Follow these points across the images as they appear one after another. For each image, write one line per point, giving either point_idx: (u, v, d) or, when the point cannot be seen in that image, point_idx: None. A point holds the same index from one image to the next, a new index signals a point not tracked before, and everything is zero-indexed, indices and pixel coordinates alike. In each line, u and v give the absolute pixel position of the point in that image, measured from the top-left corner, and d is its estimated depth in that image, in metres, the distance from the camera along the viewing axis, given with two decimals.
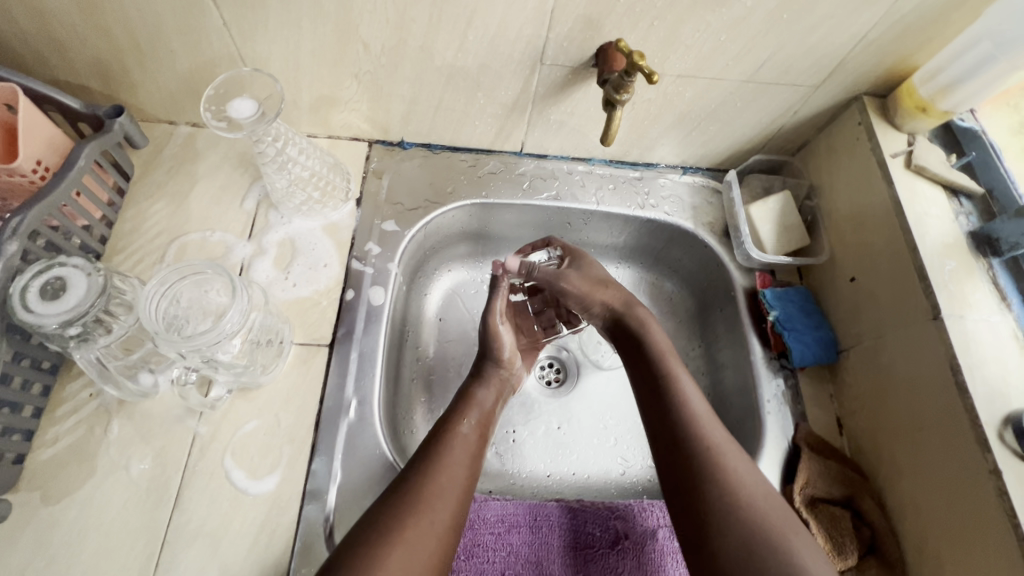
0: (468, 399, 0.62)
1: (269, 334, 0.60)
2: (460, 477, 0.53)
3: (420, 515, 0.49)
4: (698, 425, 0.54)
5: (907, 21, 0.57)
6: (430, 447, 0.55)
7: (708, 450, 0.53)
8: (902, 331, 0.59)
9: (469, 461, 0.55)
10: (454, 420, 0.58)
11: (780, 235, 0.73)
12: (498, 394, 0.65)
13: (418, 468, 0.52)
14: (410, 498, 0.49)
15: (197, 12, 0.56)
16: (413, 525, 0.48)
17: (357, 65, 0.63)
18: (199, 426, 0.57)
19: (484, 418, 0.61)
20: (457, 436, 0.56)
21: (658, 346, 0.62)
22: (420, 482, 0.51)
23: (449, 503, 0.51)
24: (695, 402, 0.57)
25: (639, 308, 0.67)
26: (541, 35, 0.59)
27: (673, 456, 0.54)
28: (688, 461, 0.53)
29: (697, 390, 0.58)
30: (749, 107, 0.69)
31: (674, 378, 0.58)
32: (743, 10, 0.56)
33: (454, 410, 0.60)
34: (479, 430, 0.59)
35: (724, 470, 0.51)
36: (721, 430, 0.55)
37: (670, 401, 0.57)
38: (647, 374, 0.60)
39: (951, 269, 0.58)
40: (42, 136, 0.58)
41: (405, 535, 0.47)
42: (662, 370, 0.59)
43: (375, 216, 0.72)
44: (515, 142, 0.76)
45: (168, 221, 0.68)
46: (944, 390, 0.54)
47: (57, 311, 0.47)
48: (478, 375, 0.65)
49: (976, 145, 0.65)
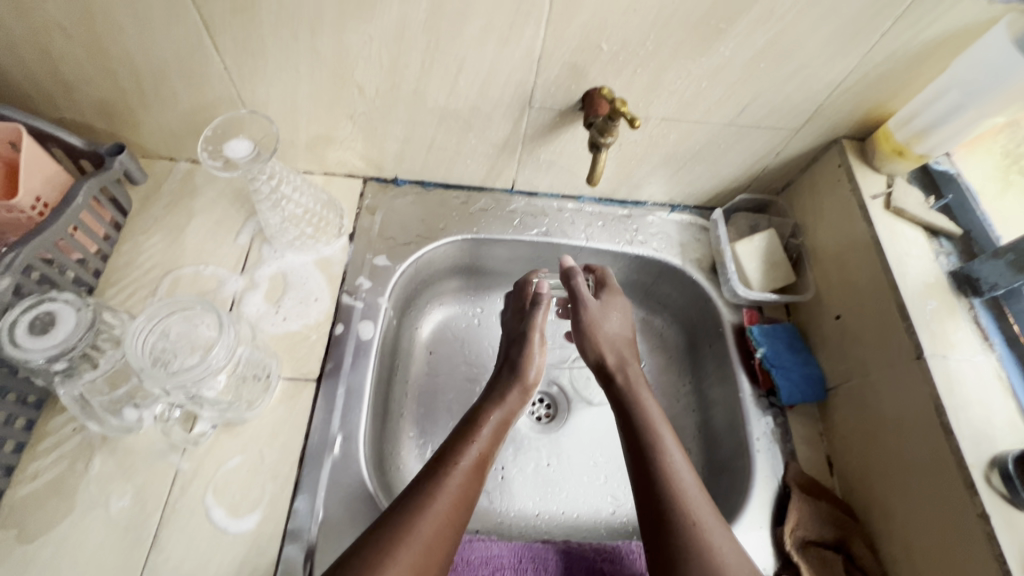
0: (474, 423, 0.60)
1: (255, 368, 0.60)
2: (461, 510, 0.52)
3: (412, 549, 0.47)
4: (686, 503, 0.52)
5: (880, 70, 0.60)
6: (427, 478, 0.52)
7: (693, 525, 0.50)
8: (886, 370, 0.60)
9: (469, 494, 0.53)
10: (458, 450, 0.56)
11: (766, 272, 0.74)
12: (510, 421, 0.62)
13: (417, 497, 0.51)
14: (404, 528, 0.48)
15: (199, 57, 0.59)
16: (405, 562, 0.46)
17: (353, 106, 0.65)
18: (181, 462, 0.56)
19: (490, 446, 0.58)
20: (458, 469, 0.54)
21: (646, 416, 0.59)
22: (414, 516, 0.49)
23: (445, 538, 0.49)
24: (683, 472, 0.54)
25: (633, 370, 0.65)
26: (528, 81, 0.61)
27: (658, 534, 0.51)
28: (674, 541, 0.50)
29: (690, 469, 0.55)
30: (733, 148, 0.72)
31: (663, 450, 0.56)
32: (722, 59, 0.58)
33: (459, 438, 0.57)
34: (484, 457, 0.57)
35: (710, 550, 0.49)
36: (706, 502, 0.53)
37: (655, 468, 0.54)
38: (634, 441, 0.58)
39: (932, 308, 0.59)
40: (42, 172, 0.60)
41: (393, 572, 0.45)
42: (651, 440, 0.57)
43: (367, 251, 0.73)
44: (506, 179, 0.78)
45: (163, 256, 0.69)
46: (931, 432, 0.54)
47: (44, 346, 0.47)
48: (497, 397, 0.63)
49: (953, 188, 0.66)
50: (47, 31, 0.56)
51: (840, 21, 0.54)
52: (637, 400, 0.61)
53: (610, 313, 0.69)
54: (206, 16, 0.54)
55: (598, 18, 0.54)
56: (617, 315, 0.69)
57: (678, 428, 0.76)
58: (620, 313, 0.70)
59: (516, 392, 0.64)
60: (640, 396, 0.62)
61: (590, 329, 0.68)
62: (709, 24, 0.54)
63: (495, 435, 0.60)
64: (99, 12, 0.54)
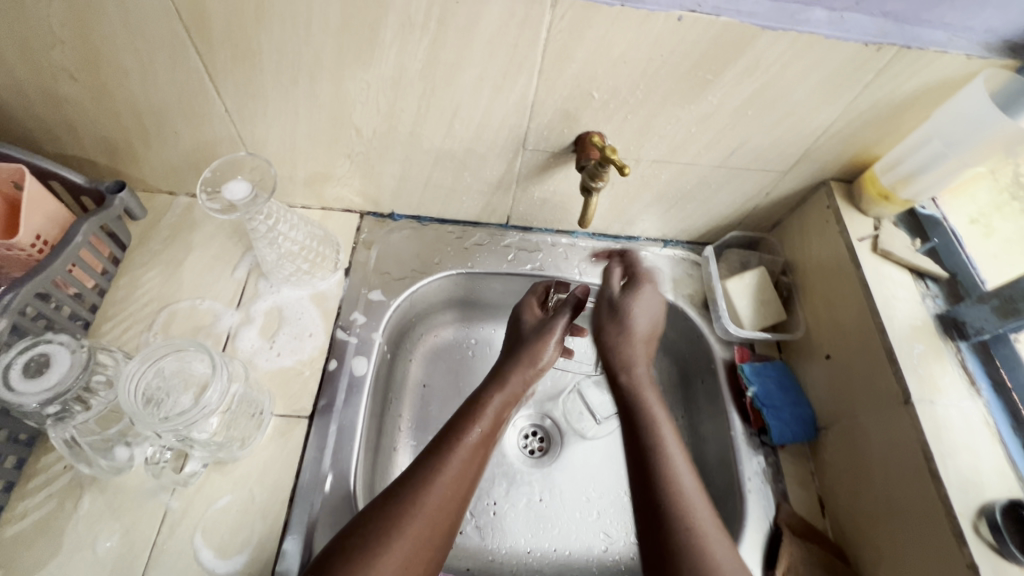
0: (476, 405, 0.61)
1: (249, 407, 0.61)
2: (460, 488, 0.54)
3: (416, 523, 0.50)
4: (683, 503, 0.51)
5: (864, 118, 0.61)
6: (434, 452, 0.56)
7: (692, 528, 0.49)
8: (875, 413, 0.60)
9: (471, 471, 0.56)
10: (462, 428, 0.58)
11: (757, 309, 0.75)
12: (512, 403, 0.64)
13: (423, 472, 0.54)
14: (409, 501, 0.51)
15: (201, 100, 0.61)
16: (410, 533, 0.49)
17: (350, 146, 0.67)
18: (171, 501, 0.56)
19: (492, 428, 0.60)
20: (462, 445, 0.56)
21: (649, 415, 0.58)
22: (421, 489, 0.52)
23: (447, 513, 0.52)
24: (683, 474, 0.53)
25: (641, 369, 0.63)
26: (522, 125, 0.62)
27: (656, 533, 0.50)
28: (670, 540, 0.49)
29: (689, 469, 0.54)
30: (724, 188, 0.73)
31: (665, 452, 0.55)
32: (710, 107, 0.60)
33: (463, 416, 0.59)
34: (484, 439, 0.58)
35: (704, 551, 0.48)
36: (705, 504, 0.52)
37: (655, 467, 0.54)
38: (634, 440, 0.57)
39: (919, 352, 0.59)
40: (43, 210, 0.61)
41: (401, 542, 0.49)
42: (653, 440, 0.56)
43: (362, 285, 0.74)
44: (501, 215, 0.79)
45: (160, 290, 0.70)
46: (918, 475, 0.54)
47: (38, 390, 0.48)
48: (499, 377, 0.64)
49: (939, 232, 0.68)
50: (53, 76, 0.57)
51: (824, 74, 0.56)
52: (643, 399, 0.60)
53: (638, 300, 0.67)
54: (208, 63, 0.56)
55: (588, 69, 0.55)
56: (645, 305, 0.67)
57: None
58: (649, 297, 0.67)
59: (519, 377, 0.65)
60: (645, 397, 0.61)
61: (617, 322, 0.66)
62: (697, 76, 0.56)
63: (498, 415, 0.62)
64: (105, 59, 0.55)
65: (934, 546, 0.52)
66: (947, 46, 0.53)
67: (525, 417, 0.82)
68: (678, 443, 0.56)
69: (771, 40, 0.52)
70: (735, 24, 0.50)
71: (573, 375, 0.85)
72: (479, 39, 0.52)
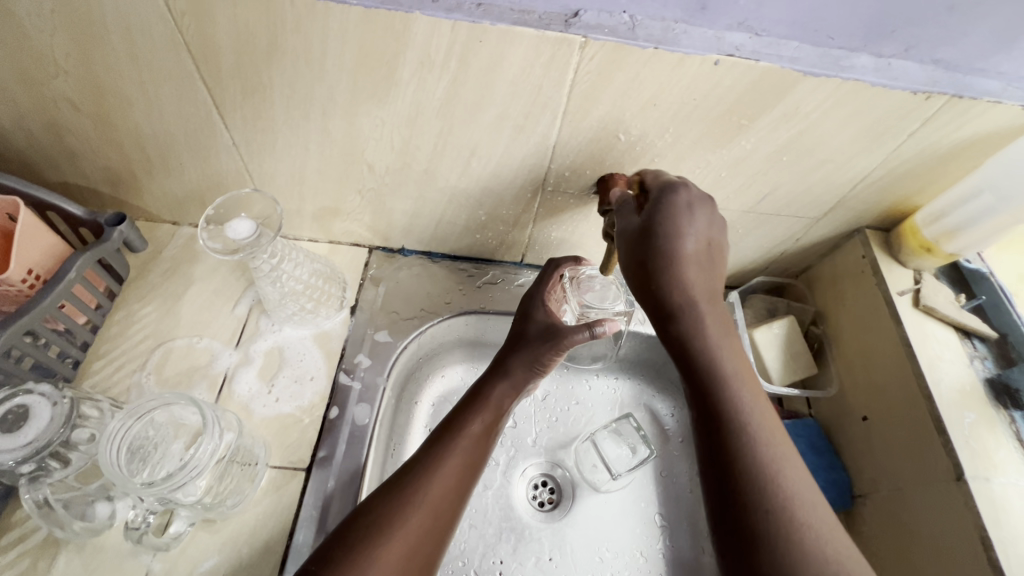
0: (480, 397, 0.59)
1: (243, 458, 0.56)
2: (464, 478, 0.53)
3: (420, 510, 0.49)
4: (774, 476, 0.42)
5: (905, 168, 0.58)
6: (435, 445, 0.54)
7: (806, 544, 0.39)
8: (921, 487, 0.55)
9: (475, 460, 0.54)
10: (463, 419, 0.56)
11: (786, 362, 0.70)
12: (516, 394, 0.61)
13: (425, 459, 0.52)
14: (411, 488, 0.50)
15: (208, 133, 0.58)
16: (413, 521, 0.48)
17: (361, 182, 0.64)
18: (153, 562, 0.52)
19: (495, 418, 0.58)
20: (465, 435, 0.55)
21: (720, 372, 0.47)
22: (423, 479, 0.51)
23: (449, 506, 0.50)
24: (770, 445, 0.44)
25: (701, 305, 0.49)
26: (543, 165, 0.59)
27: (733, 511, 0.42)
28: (753, 520, 0.41)
29: (775, 437, 0.44)
30: (751, 233, 0.69)
31: (745, 414, 0.45)
32: (743, 152, 0.57)
33: (468, 405, 0.58)
34: (489, 429, 0.57)
35: (797, 534, 0.40)
36: (804, 478, 0.43)
37: (732, 435, 0.44)
38: (705, 400, 0.47)
39: (970, 422, 0.55)
40: (38, 245, 0.58)
41: (404, 530, 0.47)
42: (727, 403, 0.46)
43: (369, 325, 0.70)
44: (516, 253, 0.76)
45: (156, 325, 0.66)
46: (962, 522, 0.51)
47: (13, 446, 0.45)
48: (502, 369, 0.61)
49: (986, 288, 0.64)
50: (56, 106, 0.55)
51: (866, 122, 0.52)
52: (713, 351, 0.48)
53: (678, 217, 0.51)
54: (216, 95, 0.53)
55: (616, 111, 0.52)
56: (689, 225, 0.51)
57: (694, 522, 0.74)
58: (688, 210, 0.51)
59: (522, 362, 0.61)
60: (721, 368, 0.47)
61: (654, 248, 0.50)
62: (732, 120, 0.53)
63: (502, 403, 0.60)
64: (109, 89, 0.53)
65: (961, 551, 0.50)
66: (1000, 96, 0.49)
67: (535, 465, 0.77)
68: (759, 402, 0.47)
69: (813, 87, 0.49)
70: (776, 69, 0.47)
71: (588, 423, 0.80)
72: (502, 77, 0.50)
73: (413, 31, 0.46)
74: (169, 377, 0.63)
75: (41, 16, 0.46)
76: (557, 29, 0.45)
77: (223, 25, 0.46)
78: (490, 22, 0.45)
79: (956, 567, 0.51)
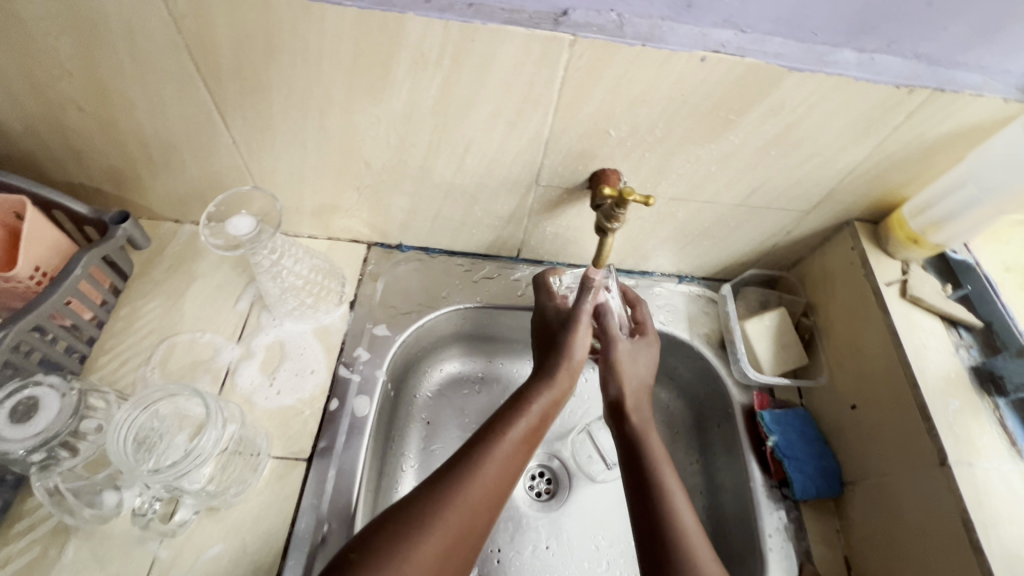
0: (522, 399, 0.57)
1: (244, 446, 0.58)
2: (504, 481, 0.51)
3: (457, 511, 0.47)
4: (685, 539, 0.49)
5: (892, 160, 0.59)
6: (477, 442, 0.52)
7: None
8: (906, 474, 0.56)
9: (514, 466, 0.52)
10: (507, 421, 0.54)
11: (777, 353, 0.72)
12: (558, 400, 0.59)
13: (467, 457, 0.51)
14: (450, 487, 0.48)
15: (209, 132, 0.59)
16: (450, 520, 0.46)
17: (359, 179, 0.65)
18: (159, 550, 0.54)
19: (539, 424, 0.56)
20: (507, 437, 0.53)
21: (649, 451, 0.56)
22: (463, 479, 0.49)
23: (487, 508, 0.49)
24: (684, 513, 0.51)
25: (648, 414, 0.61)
26: (536, 160, 0.61)
27: None
28: None
29: (688, 503, 0.52)
30: (742, 227, 0.70)
31: (664, 481, 0.53)
32: (732, 146, 0.58)
33: (510, 407, 0.56)
34: (529, 436, 0.55)
35: None
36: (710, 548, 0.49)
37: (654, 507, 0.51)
38: (633, 477, 0.55)
39: (955, 409, 0.56)
40: (44, 242, 0.59)
41: (440, 529, 0.46)
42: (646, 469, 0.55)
43: (367, 319, 0.71)
44: (511, 249, 0.77)
45: (160, 321, 0.68)
46: (946, 503, 0.52)
47: (24, 436, 0.47)
48: (545, 374, 0.59)
49: (972, 278, 0.65)
50: (62, 107, 0.56)
51: (852, 116, 0.53)
52: (641, 435, 0.58)
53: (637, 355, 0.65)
54: (217, 95, 0.55)
55: (605, 107, 0.54)
56: (642, 359, 0.65)
57: None
58: (639, 354, 0.65)
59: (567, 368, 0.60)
60: (661, 470, 0.55)
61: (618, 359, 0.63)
62: (719, 115, 0.54)
63: (545, 414, 0.57)
64: (113, 90, 0.55)
65: (944, 532, 0.52)
66: (981, 89, 0.50)
67: (531, 456, 0.78)
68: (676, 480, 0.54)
69: (798, 82, 0.50)
70: (761, 65, 0.48)
71: (584, 414, 0.81)
72: (494, 76, 0.51)
73: (406, 31, 0.47)
74: (173, 371, 0.64)
75: (48, 21, 0.47)
76: (546, 27, 0.47)
77: (222, 27, 0.48)
78: (481, 22, 0.46)
79: (940, 547, 0.52)
